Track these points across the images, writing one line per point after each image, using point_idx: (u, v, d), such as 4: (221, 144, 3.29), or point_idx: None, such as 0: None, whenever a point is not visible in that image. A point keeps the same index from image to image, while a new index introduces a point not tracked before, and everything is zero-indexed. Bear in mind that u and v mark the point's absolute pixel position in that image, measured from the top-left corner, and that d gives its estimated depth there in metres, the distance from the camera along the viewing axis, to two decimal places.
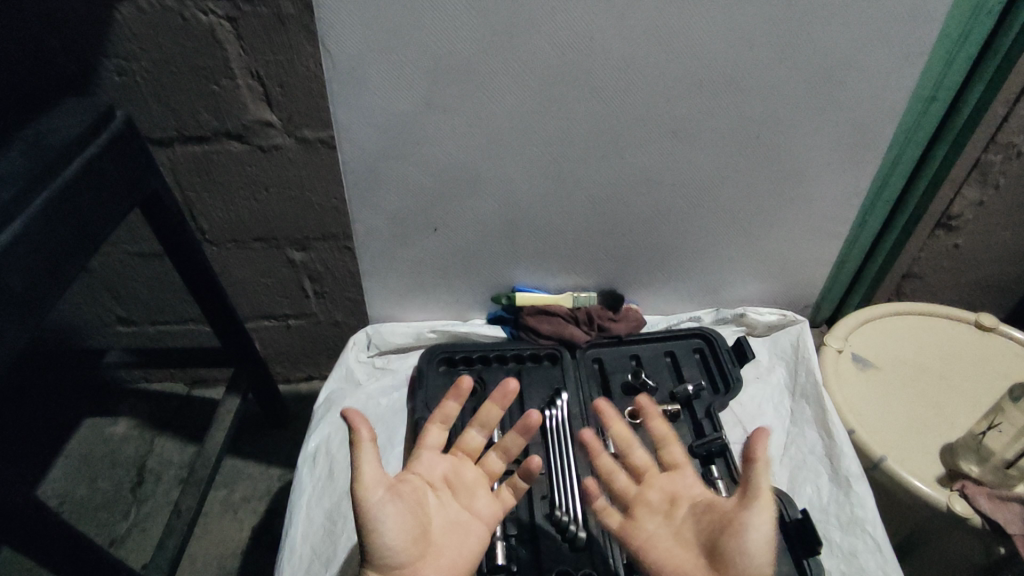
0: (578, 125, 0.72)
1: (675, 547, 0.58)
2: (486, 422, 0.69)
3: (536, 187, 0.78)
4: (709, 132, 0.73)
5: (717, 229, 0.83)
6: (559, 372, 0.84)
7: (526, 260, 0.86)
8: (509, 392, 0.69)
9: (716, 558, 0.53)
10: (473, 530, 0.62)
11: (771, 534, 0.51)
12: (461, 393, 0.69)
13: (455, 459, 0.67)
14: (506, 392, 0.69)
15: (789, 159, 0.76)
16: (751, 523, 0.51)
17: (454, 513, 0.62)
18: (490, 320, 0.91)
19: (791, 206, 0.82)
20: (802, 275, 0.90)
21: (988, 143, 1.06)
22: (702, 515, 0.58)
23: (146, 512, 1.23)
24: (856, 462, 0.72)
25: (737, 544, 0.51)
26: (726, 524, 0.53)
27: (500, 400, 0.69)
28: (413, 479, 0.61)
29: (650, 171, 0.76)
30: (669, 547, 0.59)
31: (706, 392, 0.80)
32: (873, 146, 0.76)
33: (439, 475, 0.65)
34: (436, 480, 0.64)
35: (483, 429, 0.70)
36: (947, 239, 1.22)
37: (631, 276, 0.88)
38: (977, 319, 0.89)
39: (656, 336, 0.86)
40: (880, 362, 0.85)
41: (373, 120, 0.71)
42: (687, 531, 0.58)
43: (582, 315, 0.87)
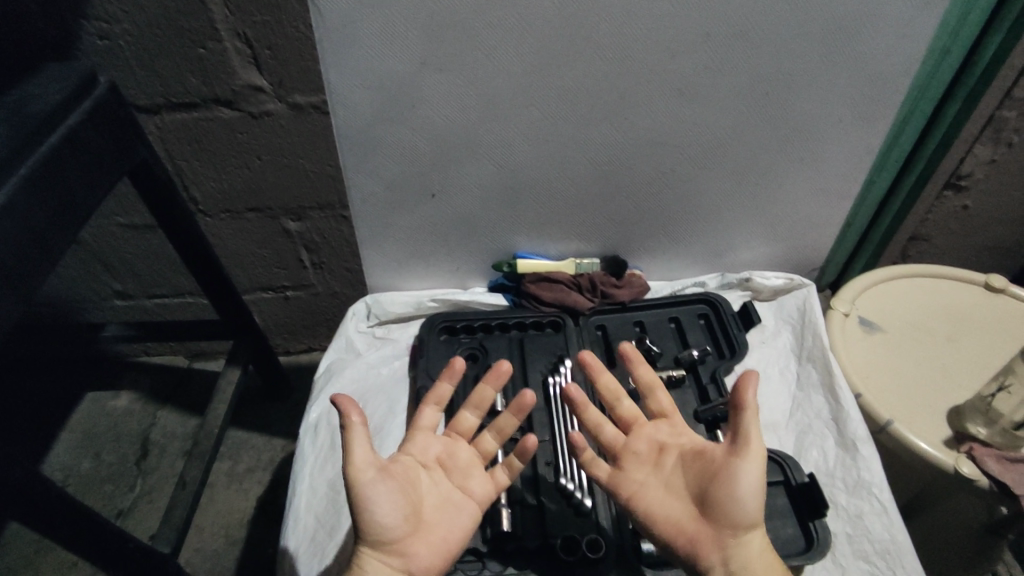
0: (581, 83, 0.69)
1: (660, 493, 0.60)
2: (481, 403, 0.67)
3: (537, 149, 0.75)
4: (716, 90, 0.70)
5: (723, 192, 0.81)
6: (562, 339, 0.82)
7: (527, 225, 0.84)
8: (503, 373, 0.67)
9: (710, 507, 0.55)
10: (466, 511, 0.60)
11: (760, 477, 0.53)
12: (455, 375, 0.67)
13: (448, 440, 0.65)
14: (500, 373, 0.67)
15: (800, 117, 0.74)
16: (743, 469, 0.53)
17: (445, 491, 0.61)
18: (493, 287, 0.89)
19: (800, 167, 0.79)
20: (809, 238, 0.88)
21: (1003, 100, 1.03)
22: (691, 462, 0.59)
23: (152, 483, 1.24)
24: (862, 426, 0.72)
25: (730, 491, 0.54)
26: (716, 471, 0.55)
27: (494, 381, 0.67)
28: (405, 460, 0.60)
29: (655, 131, 0.74)
30: (660, 497, 0.59)
31: (713, 358, 0.79)
32: (887, 103, 0.73)
33: (432, 457, 0.63)
34: (430, 461, 0.62)
35: (477, 410, 0.67)
36: (956, 200, 1.20)
37: (635, 241, 0.86)
38: (986, 281, 0.88)
39: (660, 302, 0.85)
40: (887, 325, 0.84)
41: (367, 80, 0.68)
42: (676, 481, 0.59)
43: (584, 282, 0.85)
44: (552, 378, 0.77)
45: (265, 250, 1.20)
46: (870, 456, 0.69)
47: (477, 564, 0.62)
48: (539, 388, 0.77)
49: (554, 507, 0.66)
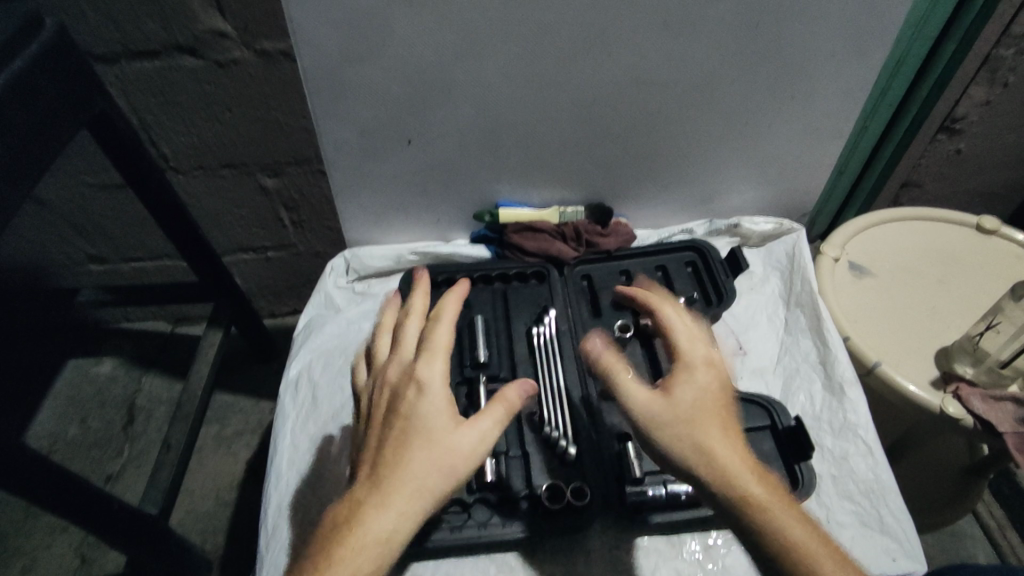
0: (561, 14, 0.64)
1: None
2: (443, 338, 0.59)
3: (517, 90, 0.71)
4: (704, 21, 0.66)
5: (711, 133, 0.78)
6: (546, 290, 0.80)
7: (508, 173, 0.80)
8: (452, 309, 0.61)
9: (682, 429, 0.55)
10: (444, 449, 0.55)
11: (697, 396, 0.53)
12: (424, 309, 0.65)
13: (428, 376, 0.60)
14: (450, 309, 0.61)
15: (792, 50, 0.70)
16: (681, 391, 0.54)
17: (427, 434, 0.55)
18: (475, 239, 0.86)
19: (791, 105, 0.76)
20: (799, 181, 0.86)
21: (1002, 35, 0.99)
22: None
23: (139, 449, 1.23)
24: (849, 369, 0.71)
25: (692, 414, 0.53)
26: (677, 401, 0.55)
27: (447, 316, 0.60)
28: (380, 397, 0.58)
29: (641, 68, 0.70)
30: None
31: (700, 304, 0.77)
32: (884, 33, 0.69)
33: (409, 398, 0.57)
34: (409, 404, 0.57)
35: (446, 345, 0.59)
36: (949, 143, 1.17)
37: (620, 188, 0.84)
38: (978, 223, 0.86)
39: (647, 250, 0.83)
40: (877, 269, 0.82)
41: (331, 13, 0.63)
42: None
43: (569, 231, 0.83)
44: (536, 329, 0.75)
45: (243, 208, 1.15)
46: (857, 396, 0.68)
47: (461, 512, 0.62)
48: (522, 340, 0.75)
49: (538, 456, 0.65)
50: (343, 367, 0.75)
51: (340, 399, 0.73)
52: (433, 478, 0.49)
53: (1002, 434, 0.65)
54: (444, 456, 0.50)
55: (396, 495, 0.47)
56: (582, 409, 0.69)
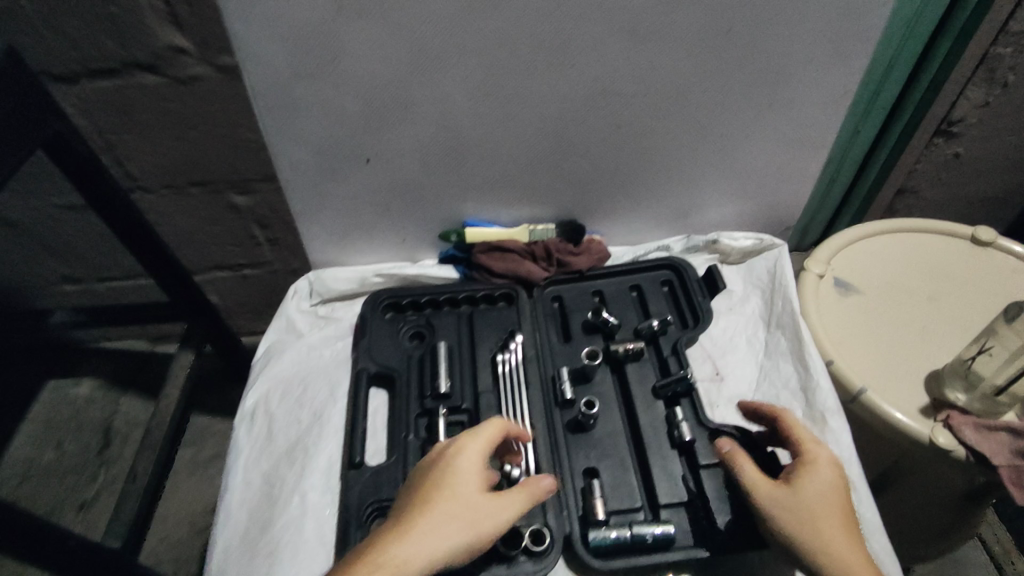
0: (519, 24, 0.61)
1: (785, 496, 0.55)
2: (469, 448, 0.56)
3: (477, 105, 0.68)
4: (671, 29, 0.62)
5: (685, 145, 0.74)
6: (514, 313, 0.77)
7: (473, 191, 0.77)
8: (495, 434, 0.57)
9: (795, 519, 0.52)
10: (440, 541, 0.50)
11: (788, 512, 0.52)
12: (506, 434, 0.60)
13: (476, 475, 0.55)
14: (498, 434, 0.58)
15: (766, 58, 0.66)
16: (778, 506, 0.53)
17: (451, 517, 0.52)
18: (442, 259, 0.83)
19: (769, 114, 0.72)
20: (782, 194, 0.82)
21: (999, 34, 0.94)
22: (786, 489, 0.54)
23: (113, 474, 1.21)
24: (833, 396, 0.66)
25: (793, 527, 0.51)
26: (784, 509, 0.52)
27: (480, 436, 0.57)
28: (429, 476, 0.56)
29: (607, 80, 0.66)
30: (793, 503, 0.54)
31: (675, 328, 0.74)
32: (866, 37, 0.65)
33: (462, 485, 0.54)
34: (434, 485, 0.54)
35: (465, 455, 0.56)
36: (946, 147, 1.13)
37: (592, 204, 0.80)
38: (974, 234, 0.82)
39: (620, 269, 0.79)
40: (864, 286, 0.78)
41: (274, 30, 0.60)
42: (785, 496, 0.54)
43: (538, 250, 0.79)
44: (501, 356, 0.72)
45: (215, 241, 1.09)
46: (841, 425, 0.64)
47: None
48: (487, 368, 0.71)
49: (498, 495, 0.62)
50: (301, 397, 0.72)
51: (297, 432, 0.70)
52: (449, 542, 0.49)
53: (996, 466, 0.60)
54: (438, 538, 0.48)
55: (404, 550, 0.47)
56: (547, 442, 0.65)
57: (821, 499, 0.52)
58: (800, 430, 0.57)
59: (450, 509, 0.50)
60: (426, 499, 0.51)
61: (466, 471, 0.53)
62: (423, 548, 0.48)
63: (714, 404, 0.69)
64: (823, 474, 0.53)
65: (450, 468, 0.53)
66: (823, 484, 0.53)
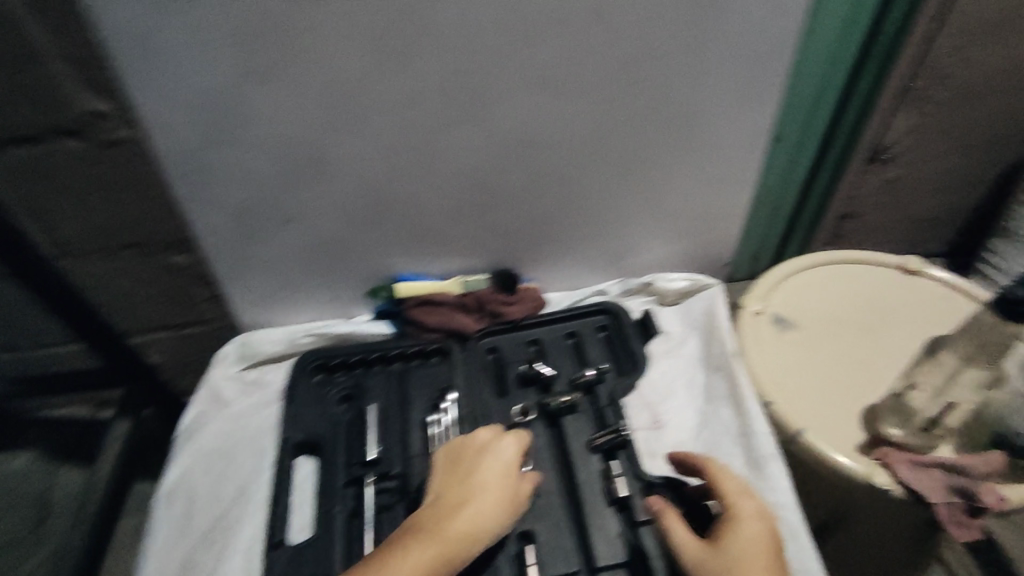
0: (428, 82, 0.60)
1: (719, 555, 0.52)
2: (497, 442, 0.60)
3: (393, 162, 0.67)
4: (580, 80, 0.62)
5: (611, 191, 0.74)
6: (447, 369, 0.74)
7: (402, 246, 0.76)
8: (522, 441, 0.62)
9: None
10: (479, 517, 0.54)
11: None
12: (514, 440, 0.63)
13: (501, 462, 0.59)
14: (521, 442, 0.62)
15: (680, 103, 0.66)
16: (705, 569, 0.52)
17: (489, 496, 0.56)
18: (376, 315, 0.81)
19: (690, 157, 0.72)
20: (713, 232, 0.82)
21: (918, 69, 0.96)
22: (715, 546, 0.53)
23: (39, 561, 1.07)
24: (771, 441, 0.65)
25: None
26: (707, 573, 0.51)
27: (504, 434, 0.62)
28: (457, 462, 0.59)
29: (523, 132, 0.66)
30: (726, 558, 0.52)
31: (612, 376, 0.72)
32: (774, 79, 0.66)
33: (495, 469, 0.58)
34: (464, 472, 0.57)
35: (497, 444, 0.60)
36: (882, 172, 1.13)
37: (524, 253, 0.79)
38: (902, 264, 0.83)
39: (556, 317, 0.78)
40: (801, 320, 0.77)
41: (176, 98, 0.59)
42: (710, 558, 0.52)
43: (470, 301, 0.77)
44: (433, 417, 0.69)
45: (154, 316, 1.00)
46: (780, 471, 0.63)
47: None
48: (419, 430, 0.69)
49: None
50: (224, 471, 0.69)
51: (218, 509, 0.66)
52: (490, 522, 0.54)
53: (934, 505, 0.59)
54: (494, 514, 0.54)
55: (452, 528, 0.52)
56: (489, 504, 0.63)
57: (746, 554, 0.50)
58: (726, 482, 0.56)
59: (494, 493, 0.55)
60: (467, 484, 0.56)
61: (504, 463, 0.58)
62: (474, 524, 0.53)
63: (653, 454, 0.68)
64: (749, 526, 0.52)
65: (491, 459, 0.58)
66: (750, 539, 0.51)
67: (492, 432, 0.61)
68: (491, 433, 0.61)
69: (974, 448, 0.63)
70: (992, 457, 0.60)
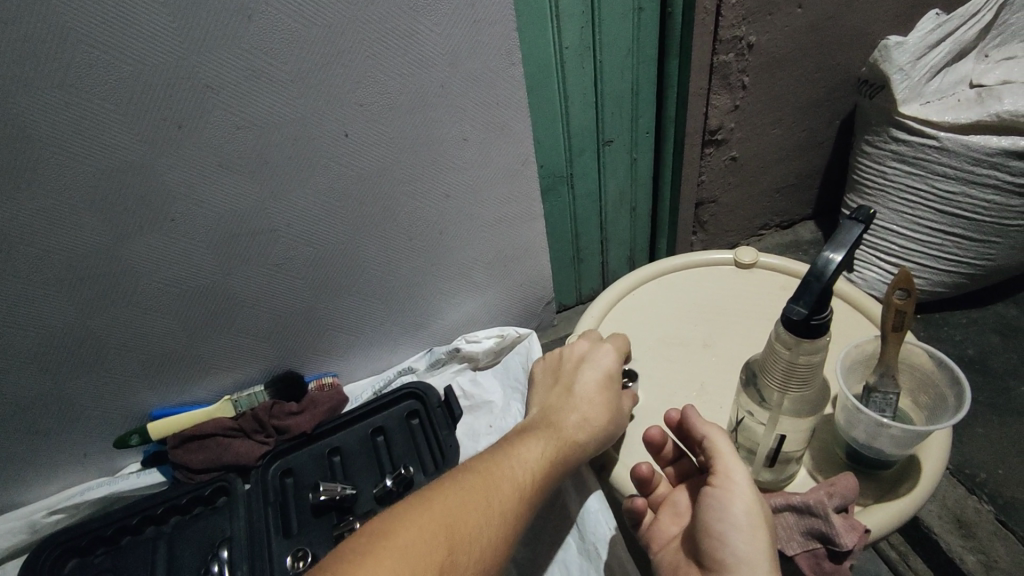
0: (72, 192, 0.47)
1: None
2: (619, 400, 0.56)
3: (76, 291, 0.53)
4: (272, 152, 0.50)
5: (377, 258, 0.62)
6: (227, 513, 0.61)
7: (144, 380, 0.62)
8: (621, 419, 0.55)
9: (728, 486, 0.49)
10: (604, 364, 0.57)
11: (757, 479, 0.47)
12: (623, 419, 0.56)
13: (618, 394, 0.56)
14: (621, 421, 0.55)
15: (414, 148, 0.55)
16: None
17: (604, 378, 0.56)
18: (145, 461, 0.67)
19: (453, 202, 0.61)
20: (520, 270, 0.73)
21: (714, 44, 0.86)
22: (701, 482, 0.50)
23: None
24: (595, 524, 0.60)
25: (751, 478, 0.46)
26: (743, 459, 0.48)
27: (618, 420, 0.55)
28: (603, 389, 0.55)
29: (228, 223, 0.53)
30: None
31: (420, 475, 0.63)
32: (512, 99, 0.57)
33: (609, 374, 0.57)
34: (613, 379, 0.57)
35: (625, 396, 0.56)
36: (721, 154, 1.02)
37: (304, 349, 0.67)
38: (736, 257, 0.75)
39: (357, 414, 0.67)
40: (632, 352, 0.67)
41: None
42: None
43: (246, 422, 0.64)
44: None
45: None
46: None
47: None
48: None
49: None
50: None
51: None
52: (603, 367, 0.57)
53: (792, 557, 0.49)
54: (591, 384, 0.56)
55: (514, 470, 0.47)
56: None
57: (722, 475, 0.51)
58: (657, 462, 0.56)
59: (572, 439, 0.52)
60: (536, 434, 0.52)
61: (600, 392, 0.55)
62: (529, 469, 0.48)
63: None
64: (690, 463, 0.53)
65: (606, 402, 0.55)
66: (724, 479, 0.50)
67: (615, 358, 0.58)
68: (617, 360, 0.58)
69: (833, 463, 0.55)
70: (841, 482, 0.48)
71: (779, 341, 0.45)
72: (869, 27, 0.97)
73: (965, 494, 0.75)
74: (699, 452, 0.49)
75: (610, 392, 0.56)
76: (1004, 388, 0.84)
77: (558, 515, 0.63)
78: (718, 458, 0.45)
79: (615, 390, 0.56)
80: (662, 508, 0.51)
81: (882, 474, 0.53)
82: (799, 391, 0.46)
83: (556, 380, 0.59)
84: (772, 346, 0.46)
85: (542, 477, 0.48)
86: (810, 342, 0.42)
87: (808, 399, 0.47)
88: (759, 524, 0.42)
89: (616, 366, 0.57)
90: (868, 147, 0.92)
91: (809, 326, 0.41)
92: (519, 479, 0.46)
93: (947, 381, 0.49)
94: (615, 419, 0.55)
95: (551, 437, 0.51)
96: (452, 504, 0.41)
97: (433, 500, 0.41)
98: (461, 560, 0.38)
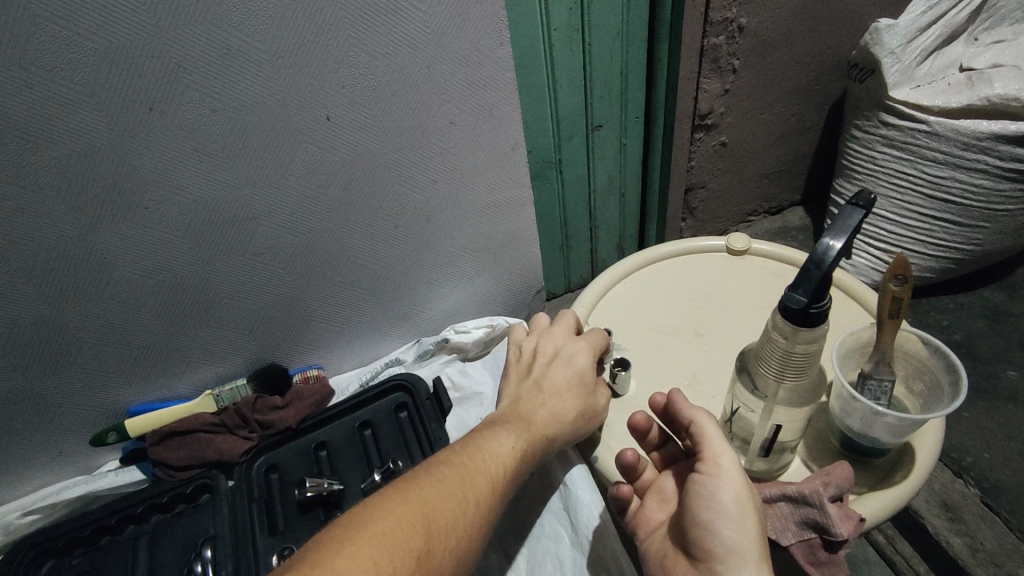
0: (37, 179, 0.44)
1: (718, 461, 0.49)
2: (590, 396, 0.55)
3: (45, 285, 0.50)
4: (250, 137, 0.48)
5: (361, 247, 0.60)
6: (210, 511, 0.60)
7: (120, 374, 0.60)
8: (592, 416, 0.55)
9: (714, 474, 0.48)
10: (578, 363, 0.57)
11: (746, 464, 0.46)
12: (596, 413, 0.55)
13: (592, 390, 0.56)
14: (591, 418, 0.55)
15: (398, 133, 0.53)
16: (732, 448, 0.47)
17: (578, 374, 0.56)
18: (124, 459, 0.65)
19: (440, 188, 0.59)
20: (509, 259, 0.72)
21: (705, 26, 0.85)
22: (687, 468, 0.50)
23: None
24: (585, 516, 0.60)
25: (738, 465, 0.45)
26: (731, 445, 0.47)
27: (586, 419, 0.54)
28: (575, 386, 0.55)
29: (205, 211, 0.51)
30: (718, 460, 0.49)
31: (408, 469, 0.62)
32: (500, 81, 0.55)
33: (583, 371, 0.57)
34: (587, 377, 0.56)
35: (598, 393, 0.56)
36: (710, 140, 1.01)
37: (288, 341, 0.65)
38: (727, 244, 0.74)
39: (343, 407, 0.65)
40: (622, 340, 0.66)
41: None
42: None
43: (231, 417, 0.63)
44: None
45: None
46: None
47: None
48: None
49: None
50: None
51: None
52: (576, 367, 0.57)
53: (788, 548, 0.48)
54: (564, 381, 0.56)
55: (487, 460, 0.46)
56: None
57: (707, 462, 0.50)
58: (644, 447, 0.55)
59: (543, 435, 0.52)
60: (508, 427, 0.52)
61: (572, 388, 0.55)
62: (502, 460, 0.47)
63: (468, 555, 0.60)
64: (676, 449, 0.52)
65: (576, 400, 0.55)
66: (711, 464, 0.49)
67: (590, 356, 0.58)
68: (591, 358, 0.57)
69: (827, 452, 0.55)
70: (837, 472, 0.48)
71: (776, 330, 0.43)
72: (859, 9, 0.96)
73: (951, 478, 0.76)
74: (687, 437, 0.47)
75: (583, 389, 0.56)
76: (990, 372, 0.84)
77: (549, 507, 0.63)
78: (707, 444, 0.44)
79: (587, 386, 0.56)
80: (649, 494, 0.50)
81: (874, 462, 0.53)
82: (795, 381, 0.46)
83: (528, 374, 0.58)
84: (769, 334, 0.45)
85: (514, 470, 0.48)
86: (809, 332, 0.41)
87: (803, 389, 0.47)
88: (747, 512, 0.41)
89: (591, 364, 0.57)
90: (858, 132, 0.91)
91: (808, 314, 0.40)
92: (493, 470, 0.46)
93: (943, 369, 0.49)
94: (582, 417, 0.54)
95: (522, 430, 0.51)
96: (429, 491, 0.40)
97: (412, 491, 0.40)
98: (439, 549, 0.37)
